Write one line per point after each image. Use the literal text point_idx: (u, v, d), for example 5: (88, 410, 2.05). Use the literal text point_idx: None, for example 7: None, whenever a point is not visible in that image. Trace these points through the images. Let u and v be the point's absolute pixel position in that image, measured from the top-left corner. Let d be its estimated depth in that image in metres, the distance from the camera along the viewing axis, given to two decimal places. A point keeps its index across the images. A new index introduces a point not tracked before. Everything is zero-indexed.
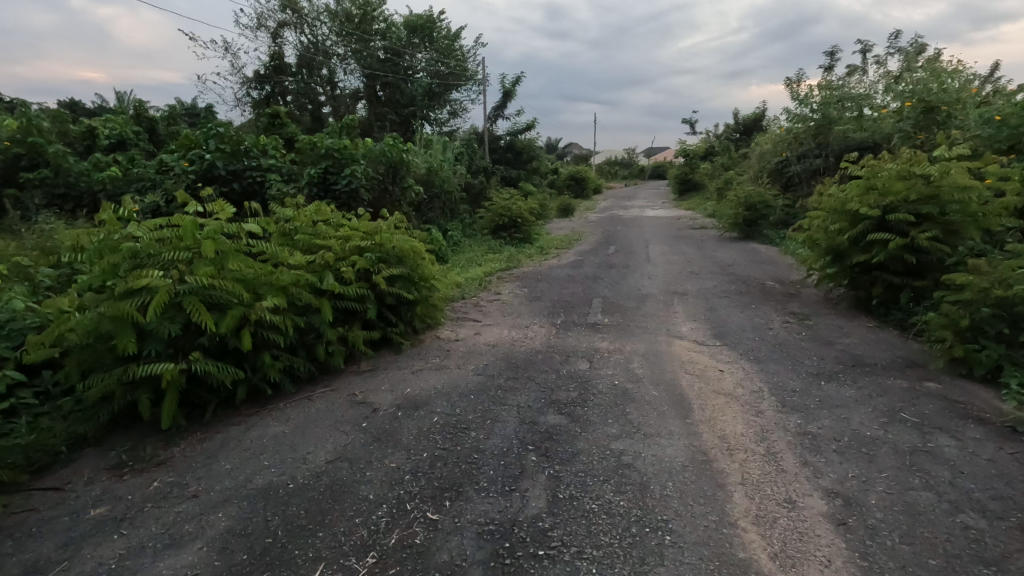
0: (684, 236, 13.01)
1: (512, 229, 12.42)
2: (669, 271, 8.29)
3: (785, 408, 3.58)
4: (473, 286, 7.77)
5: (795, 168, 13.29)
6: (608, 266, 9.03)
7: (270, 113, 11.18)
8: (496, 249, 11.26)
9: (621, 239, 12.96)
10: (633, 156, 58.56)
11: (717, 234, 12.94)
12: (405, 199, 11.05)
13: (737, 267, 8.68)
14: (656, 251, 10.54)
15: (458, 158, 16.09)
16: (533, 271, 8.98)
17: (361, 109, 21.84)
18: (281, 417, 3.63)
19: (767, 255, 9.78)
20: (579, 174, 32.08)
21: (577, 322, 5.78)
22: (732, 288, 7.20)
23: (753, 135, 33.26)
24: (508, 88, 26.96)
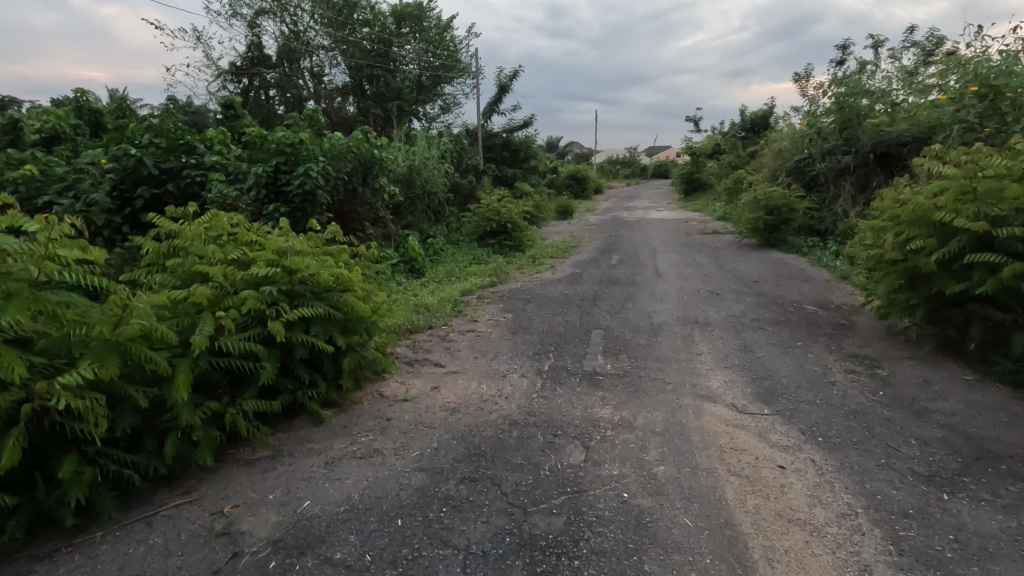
0: (695, 243, 11.57)
1: (502, 235, 11.00)
2: (683, 291, 6.86)
3: (905, 560, 2.18)
4: (446, 309, 6.37)
5: (818, 166, 11.86)
6: (611, 283, 7.61)
7: (223, 103, 9.77)
8: (482, 259, 9.86)
9: (625, 246, 11.56)
10: (635, 155, 57.12)
11: (732, 240, 11.53)
12: (377, 202, 9.67)
13: (764, 284, 7.24)
14: (666, 263, 9.10)
15: (445, 155, 14.68)
16: (521, 289, 7.56)
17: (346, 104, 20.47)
18: (78, 572, 2.22)
19: (796, 268, 8.38)
20: (580, 173, 30.64)
21: (571, 369, 4.38)
22: (765, 315, 5.79)
23: (761, 132, 31.84)
24: (504, 82, 25.52)
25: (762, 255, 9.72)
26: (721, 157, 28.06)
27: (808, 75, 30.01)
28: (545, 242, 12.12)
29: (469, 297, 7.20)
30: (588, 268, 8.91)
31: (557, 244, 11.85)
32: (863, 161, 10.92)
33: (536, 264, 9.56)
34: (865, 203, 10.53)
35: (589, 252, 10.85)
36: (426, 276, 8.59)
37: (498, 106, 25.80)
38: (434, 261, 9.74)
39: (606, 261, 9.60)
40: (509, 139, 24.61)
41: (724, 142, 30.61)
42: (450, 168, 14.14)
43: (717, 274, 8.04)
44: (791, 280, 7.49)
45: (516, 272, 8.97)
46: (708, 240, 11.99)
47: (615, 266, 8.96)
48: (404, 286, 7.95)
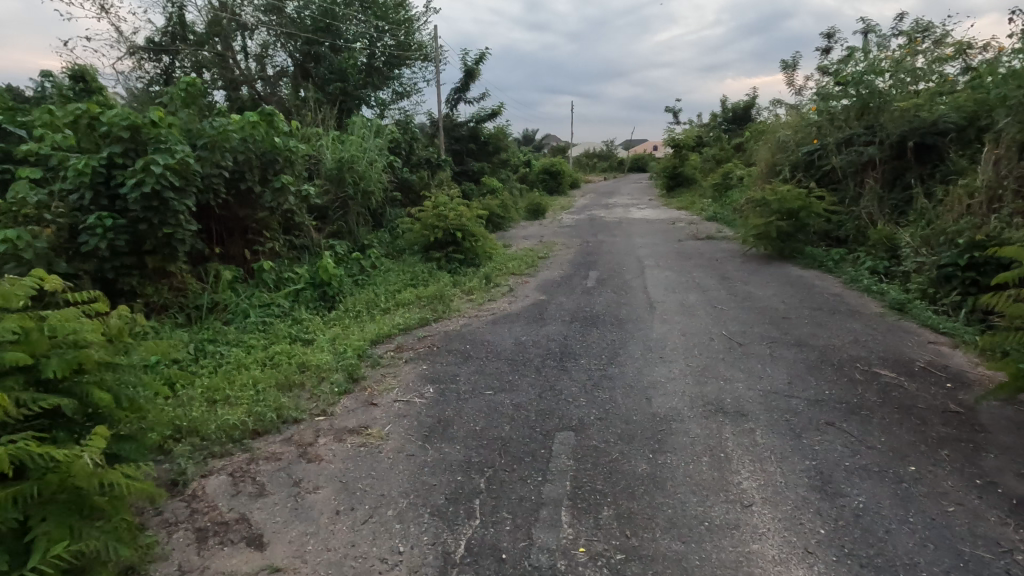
0: (688, 253, 9.53)
1: (450, 246, 8.61)
2: (688, 340, 4.76)
3: None
4: (334, 380, 4.16)
5: (833, 159, 9.93)
6: (588, 321, 5.49)
7: (73, 74, 7.23)
8: (422, 280, 7.62)
9: (604, 256, 9.49)
10: (613, 148, 55.18)
11: (732, 249, 9.55)
12: (280, 206, 7.37)
13: (797, 325, 5.19)
14: (657, 285, 7.02)
15: (392, 146, 12.35)
16: (463, 332, 5.38)
17: (287, 89, 17.94)
18: None
19: (828, 294, 6.38)
20: (555, 166, 28.42)
21: (507, 561, 2.23)
22: (823, 392, 3.71)
23: (745, 124, 30.11)
24: (470, 66, 23.14)
25: (776, 271, 7.71)
26: (706, 149, 26.15)
27: (796, 62, 28.29)
28: (507, 253, 9.94)
29: (384, 348, 4.99)
30: (558, 294, 6.78)
31: (520, 256, 9.68)
32: (891, 154, 9.01)
33: (489, 287, 7.39)
34: (896, 205, 8.59)
35: (560, 267, 8.72)
36: (336, 310, 6.36)
37: (464, 93, 23.43)
38: (359, 283, 7.50)
39: (580, 281, 7.47)
40: (476, 130, 22.31)
41: (708, 134, 28.72)
42: (396, 163, 11.82)
43: (729, 305, 5.98)
44: (832, 317, 5.44)
45: (462, 300, 6.76)
46: (704, 248, 9.98)
47: (592, 290, 6.86)
48: (300, 327, 5.72)
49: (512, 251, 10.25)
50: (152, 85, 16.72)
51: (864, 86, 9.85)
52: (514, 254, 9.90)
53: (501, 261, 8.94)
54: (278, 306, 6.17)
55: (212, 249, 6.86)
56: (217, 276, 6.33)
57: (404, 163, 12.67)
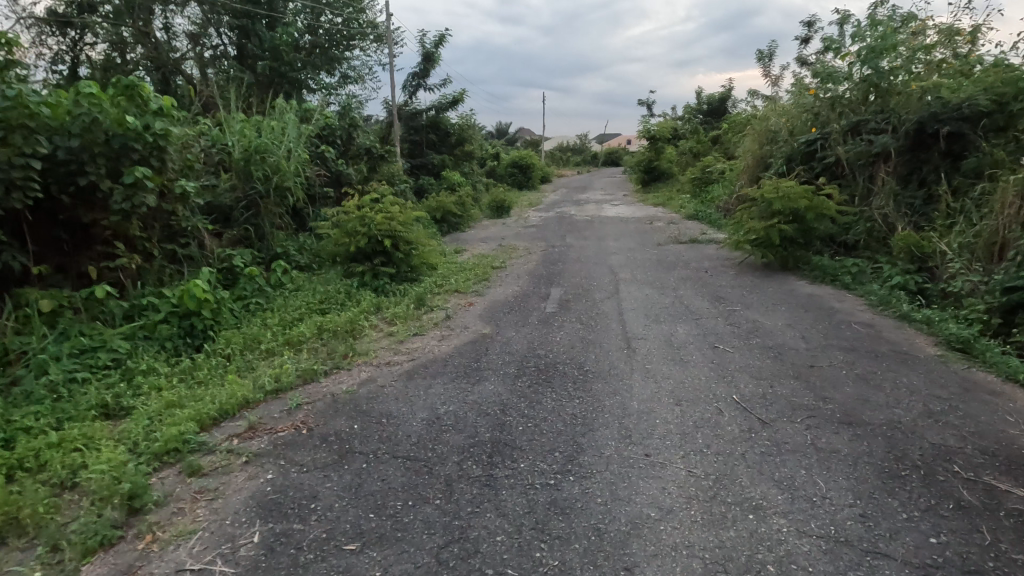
0: (671, 261, 8.02)
1: (378, 256, 6.81)
2: (685, 415, 3.18)
3: None
4: (99, 515, 2.44)
5: (835, 150, 8.54)
6: (542, 375, 3.87)
7: None
8: (335, 304, 5.89)
9: (570, 266, 7.90)
10: (586, 141, 53.75)
11: (722, 256, 8.07)
12: (139, 208, 5.57)
13: (836, 382, 3.65)
14: (635, 310, 5.45)
15: (324, 134, 10.53)
16: (359, 398, 3.69)
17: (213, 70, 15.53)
18: None
19: (856, 323, 4.90)
20: (524, 160, 26.73)
21: None
22: (926, 542, 2.15)
23: (721, 117, 28.95)
24: (429, 50, 21.30)
25: (780, 287, 6.24)
26: (682, 142, 24.83)
27: (773, 52, 27.21)
28: (455, 264, 8.25)
29: (227, 431, 3.27)
30: (507, 324, 5.15)
31: (470, 267, 8.01)
32: (907, 144, 7.61)
33: (419, 313, 5.71)
34: (916, 205, 7.21)
35: (515, 281, 7.08)
36: (200, 354, 4.62)
37: (423, 80, 21.57)
38: (250, 309, 5.74)
39: (537, 304, 5.85)
40: (436, 120, 20.48)
41: (684, 126, 27.44)
42: (328, 153, 10.01)
43: (733, 343, 4.44)
44: (876, 364, 3.93)
45: (378, 336, 5.06)
46: (688, 254, 8.48)
47: (551, 318, 5.25)
48: (130, 388, 3.97)
49: (462, 261, 8.56)
50: (54, 63, 14.39)
51: (874, 63, 8.44)
52: (463, 264, 8.21)
53: (442, 275, 7.26)
54: (112, 352, 4.41)
55: (35, 269, 5.05)
56: (27, 307, 4.53)
57: (341, 154, 10.86)
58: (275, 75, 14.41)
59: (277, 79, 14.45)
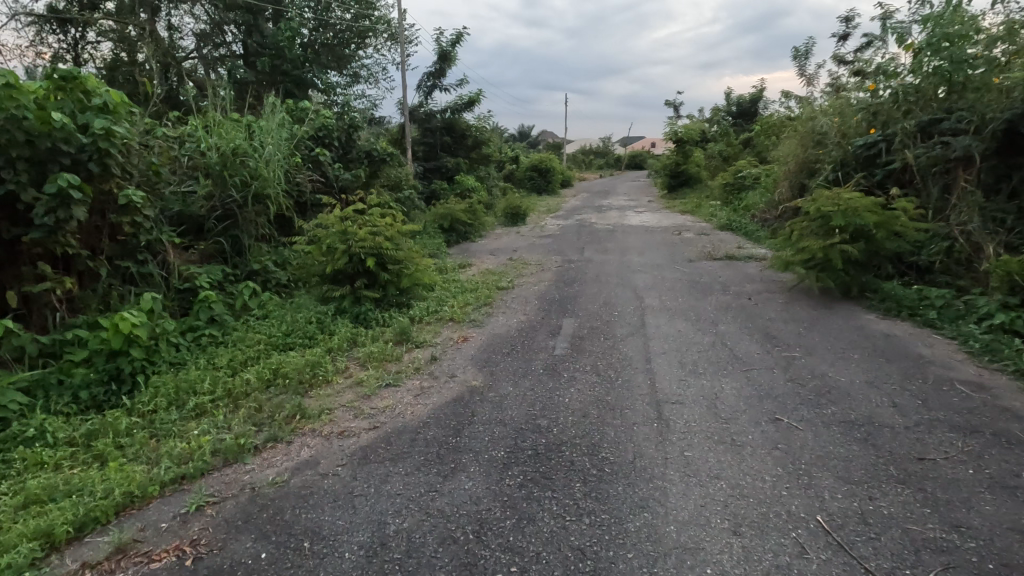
0: (706, 283, 6.88)
1: (361, 278, 5.83)
2: (748, 562, 2.10)
3: None
4: None
5: (900, 155, 7.31)
6: (540, 466, 2.82)
7: None
8: (303, 339, 4.93)
9: (587, 288, 6.83)
10: (609, 143, 52.43)
11: (765, 279, 6.90)
12: (71, 222, 4.70)
13: (962, 492, 2.53)
14: (666, 355, 4.35)
15: (320, 136, 9.65)
16: (286, 496, 2.68)
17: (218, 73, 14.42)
18: None
19: (958, 383, 3.75)
20: (544, 163, 25.61)
21: None
22: None
23: (752, 119, 27.49)
24: (445, 49, 20.38)
25: (844, 323, 5.08)
26: (711, 146, 23.49)
27: (809, 51, 25.69)
28: (455, 284, 7.23)
29: (84, 556, 2.30)
30: (504, 373, 4.10)
31: (471, 289, 6.99)
32: (993, 148, 6.36)
33: (401, 352, 4.71)
34: (1006, 222, 5.97)
35: (521, 309, 6.03)
36: (115, 410, 3.69)
37: (439, 80, 20.67)
38: (202, 343, 4.82)
39: (545, 343, 4.79)
40: (451, 121, 19.56)
41: (713, 129, 26.08)
42: (323, 157, 9.10)
43: (800, 413, 3.32)
44: (1011, 459, 2.80)
45: (343, 386, 4.06)
46: (724, 275, 7.33)
47: (559, 365, 4.20)
48: (2, 465, 3.04)
49: (463, 280, 7.54)
50: (54, 60, 13.78)
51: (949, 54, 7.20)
52: (463, 285, 7.18)
53: (437, 300, 6.25)
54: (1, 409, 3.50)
55: None
56: None
57: (339, 157, 9.94)
58: (278, 73, 13.61)
59: (280, 78, 13.64)
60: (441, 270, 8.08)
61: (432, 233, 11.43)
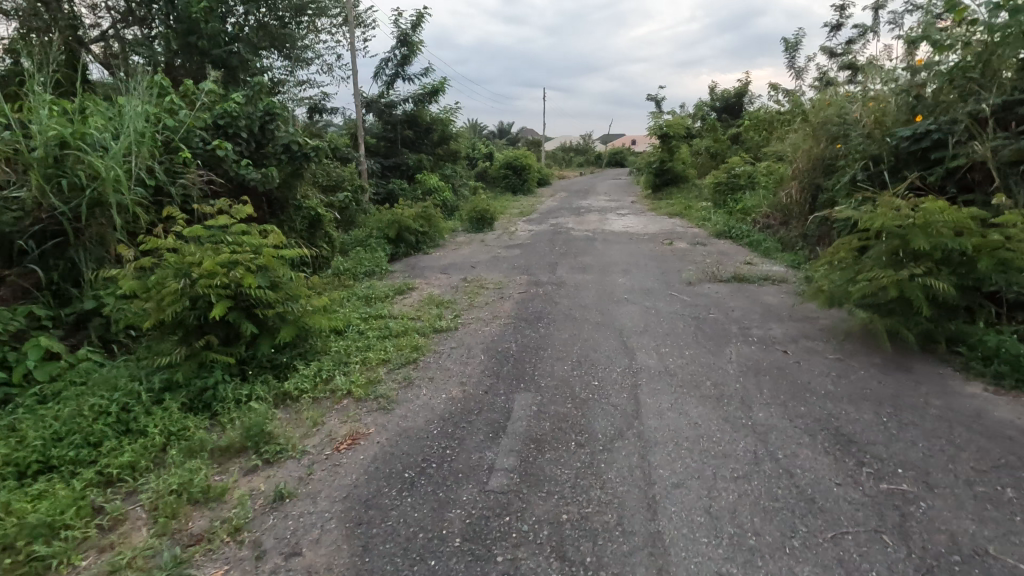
0: (717, 323, 5.07)
1: (212, 332, 3.86)
2: None
3: None
4: None
5: (966, 149, 5.57)
6: None
7: None
8: (82, 450, 2.99)
9: (557, 332, 4.95)
10: (589, 141, 50.74)
11: (796, 316, 5.09)
12: None
13: None
14: (682, 494, 2.49)
15: (222, 124, 7.60)
16: None
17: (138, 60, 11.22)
18: None
19: None
20: (519, 161, 23.70)
21: None
22: None
23: (738, 115, 25.93)
24: (406, 33, 18.31)
25: (945, 405, 3.29)
26: (696, 142, 21.81)
27: (799, 43, 24.14)
28: (376, 324, 5.31)
29: None
30: (387, 552, 2.20)
31: (396, 333, 5.07)
32: None
33: (235, 478, 2.79)
34: None
35: (456, 372, 4.12)
36: None
37: (401, 68, 18.63)
38: None
39: (476, 456, 2.88)
40: (414, 114, 17.57)
41: (699, 126, 24.47)
42: (223, 153, 7.08)
43: None
44: None
45: None
46: (738, 308, 5.54)
47: (487, 527, 2.30)
48: None
49: (391, 318, 5.61)
50: None
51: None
52: (386, 326, 5.26)
53: (338, 358, 4.32)
54: None
55: None
56: None
57: (250, 152, 7.91)
58: (195, 53, 11.43)
59: (198, 58, 11.44)
60: (364, 301, 6.15)
61: (375, 245, 9.45)
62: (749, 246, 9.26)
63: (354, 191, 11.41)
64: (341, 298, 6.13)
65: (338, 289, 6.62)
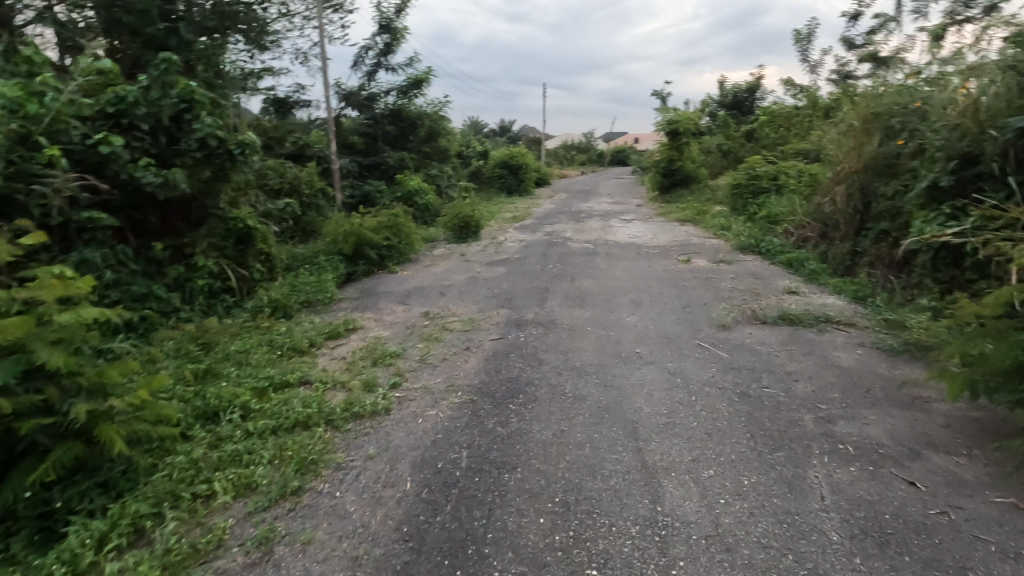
0: (779, 408, 3.37)
1: None
2: None
3: None
4: None
5: None
6: None
7: None
8: None
9: (537, 425, 3.24)
10: (592, 138, 48.87)
11: (896, 399, 3.39)
12: None
13: None
14: None
15: (117, 114, 5.89)
16: None
17: (76, 38, 9.64)
18: None
19: None
20: (515, 159, 21.95)
21: None
22: None
23: (748, 111, 24.17)
24: (389, 18, 16.52)
25: None
26: (706, 139, 20.07)
27: (815, 33, 22.35)
28: (270, 405, 3.59)
29: None
30: None
31: (292, 423, 3.33)
32: None
33: None
34: None
35: (353, 528, 2.40)
36: None
37: (384, 57, 16.87)
38: None
39: None
40: (396, 108, 15.87)
41: (708, 122, 22.72)
42: (107, 150, 5.39)
43: None
44: None
45: None
46: (802, 377, 3.82)
47: None
48: None
49: (299, 390, 3.88)
50: None
51: None
52: (283, 409, 3.52)
53: (165, 490, 2.60)
54: None
55: None
56: None
57: (157, 150, 6.20)
58: (125, 32, 9.66)
59: (129, 38, 9.68)
60: (273, 357, 4.41)
61: (328, 264, 7.75)
62: (785, 265, 7.53)
63: (312, 196, 9.69)
64: (242, 354, 4.40)
65: (249, 335, 4.92)
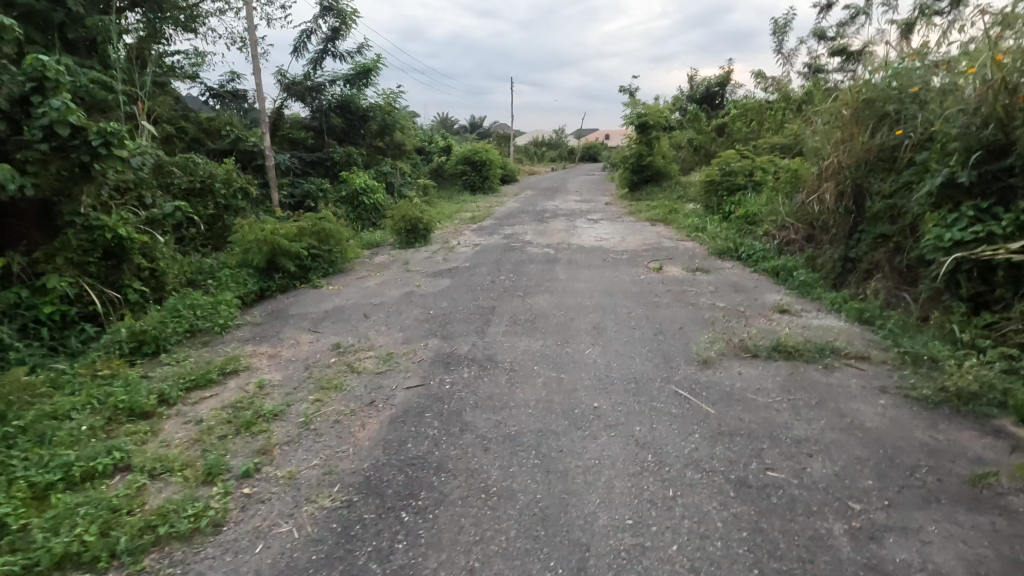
0: (796, 511, 2.31)
1: None
2: None
3: None
4: None
5: None
6: None
7: None
8: None
9: (437, 556, 2.11)
10: (562, 134, 47.88)
11: (956, 490, 2.38)
12: None
13: None
14: None
15: None
16: None
17: None
18: None
19: None
20: (479, 155, 20.74)
21: None
22: None
23: (720, 105, 23.46)
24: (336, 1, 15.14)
25: None
26: (678, 133, 19.24)
27: (787, 25, 21.73)
28: (37, 524, 2.36)
29: None
30: None
31: (47, 564, 2.12)
32: None
33: None
34: None
35: None
36: None
37: (331, 44, 15.48)
38: None
39: None
40: (343, 99, 14.51)
41: (680, 116, 21.91)
42: None
43: None
44: None
45: None
46: (818, 448, 2.78)
47: None
48: None
49: (98, 489, 2.63)
50: None
51: None
52: (46, 534, 2.29)
53: None
54: None
55: None
56: None
57: None
58: None
59: None
60: (86, 430, 3.14)
61: (235, 279, 6.47)
62: (770, 275, 6.56)
63: (229, 197, 8.36)
64: (43, 426, 3.12)
65: (79, 392, 3.65)
